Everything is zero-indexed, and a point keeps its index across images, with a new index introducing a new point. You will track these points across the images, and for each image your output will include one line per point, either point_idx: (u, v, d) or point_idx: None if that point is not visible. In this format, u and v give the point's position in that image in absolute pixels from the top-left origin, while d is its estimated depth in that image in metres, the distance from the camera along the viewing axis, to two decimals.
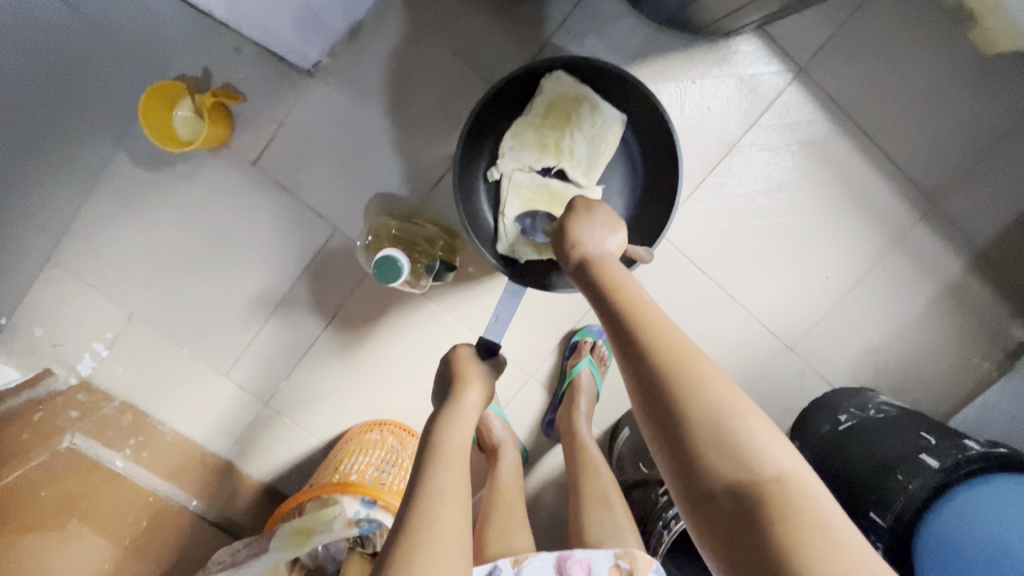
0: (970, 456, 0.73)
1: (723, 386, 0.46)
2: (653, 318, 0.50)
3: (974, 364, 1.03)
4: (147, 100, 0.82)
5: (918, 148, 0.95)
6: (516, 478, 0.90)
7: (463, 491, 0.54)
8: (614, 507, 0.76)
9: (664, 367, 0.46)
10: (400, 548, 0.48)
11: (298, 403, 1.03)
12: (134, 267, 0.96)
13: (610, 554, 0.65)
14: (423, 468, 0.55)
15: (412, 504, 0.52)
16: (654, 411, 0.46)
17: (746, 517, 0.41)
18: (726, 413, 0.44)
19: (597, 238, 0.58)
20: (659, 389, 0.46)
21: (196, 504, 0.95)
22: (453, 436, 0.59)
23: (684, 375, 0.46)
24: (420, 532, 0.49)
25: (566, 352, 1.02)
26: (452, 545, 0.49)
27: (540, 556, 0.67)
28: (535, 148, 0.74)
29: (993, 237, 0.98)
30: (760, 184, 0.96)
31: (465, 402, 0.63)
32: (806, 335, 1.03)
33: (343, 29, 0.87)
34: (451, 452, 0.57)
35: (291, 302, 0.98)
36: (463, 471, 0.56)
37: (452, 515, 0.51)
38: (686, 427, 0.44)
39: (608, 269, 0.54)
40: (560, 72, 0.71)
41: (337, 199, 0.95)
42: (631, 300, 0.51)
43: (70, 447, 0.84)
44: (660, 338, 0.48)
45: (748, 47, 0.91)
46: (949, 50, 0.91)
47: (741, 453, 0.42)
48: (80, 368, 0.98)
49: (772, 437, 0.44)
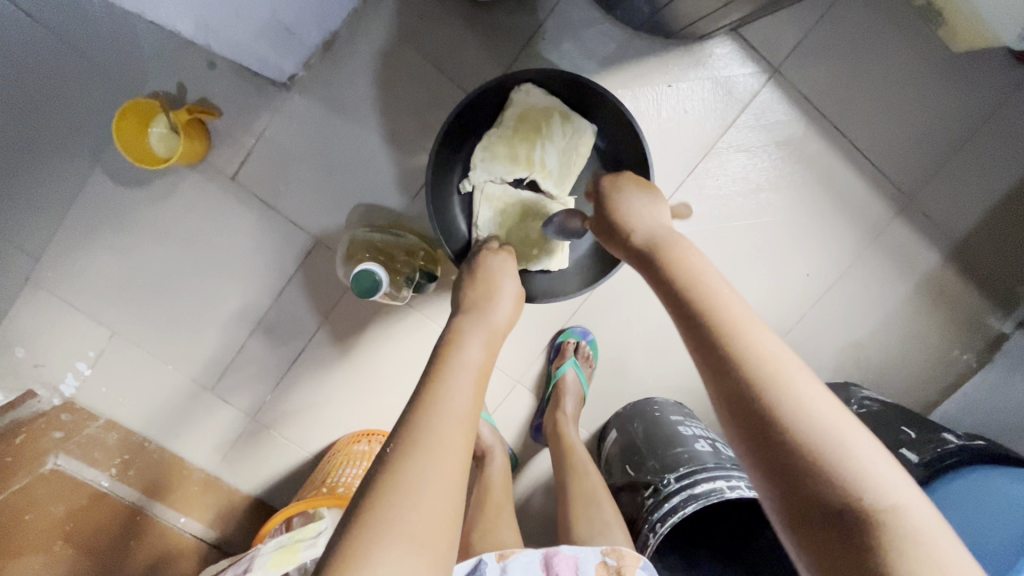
0: (949, 449, 0.74)
1: (805, 380, 0.42)
2: (725, 309, 0.47)
3: (955, 356, 1.04)
4: (119, 118, 0.82)
5: (892, 145, 0.96)
6: (505, 482, 0.90)
7: (473, 405, 0.51)
8: (601, 505, 0.77)
9: (749, 360, 0.43)
10: (397, 456, 0.45)
11: (285, 416, 1.02)
12: (115, 285, 0.96)
13: (596, 552, 0.65)
14: (435, 378, 0.51)
15: (414, 413, 0.48)
16: (735, 397, 0.43)
17: (839, 523, 0.37)
18: (810, 409, 0.41)
19: (653, 227, 0.56)
20: (740, 373, 0.43)
21: (184, 521, 0.93)
22: (474, 351, 0.55)
23: (766, 369, 0.43)
24: (418, 440, 0.46)
25: (551, 355, 1.02)
26: (449, 459, 0.46)
27: (525, 552, 0.65)
28: (506, 160, 0.74)
29: (968, 231, 0.99)
30: (738, 185, 0.97)
31: (493, 323, 0.60)
32: (789, 332, 1.04)
33: (317, 41, 0.87)
34: (469, 364, 0.54)
35: (275, 316, 0.98)
36: (478, 385, 0.53)
37: (456, 430, 0.48)
38: (774, 425, 0.40)
39: (674, 259, 0.52)
40: (529, 84, 0.72)
41: (318, 211, 0.94)
42: (704, 288, 0.48)
43: (54, 469, 0.84)
44: (736, 331, 0.45)
45: (723, 49, 0.92)
46: (920, 48, 0.92)
47: (835, 459, 0.39)
48: (63, 389, 0.98)
49: (866, 449, 0.40)
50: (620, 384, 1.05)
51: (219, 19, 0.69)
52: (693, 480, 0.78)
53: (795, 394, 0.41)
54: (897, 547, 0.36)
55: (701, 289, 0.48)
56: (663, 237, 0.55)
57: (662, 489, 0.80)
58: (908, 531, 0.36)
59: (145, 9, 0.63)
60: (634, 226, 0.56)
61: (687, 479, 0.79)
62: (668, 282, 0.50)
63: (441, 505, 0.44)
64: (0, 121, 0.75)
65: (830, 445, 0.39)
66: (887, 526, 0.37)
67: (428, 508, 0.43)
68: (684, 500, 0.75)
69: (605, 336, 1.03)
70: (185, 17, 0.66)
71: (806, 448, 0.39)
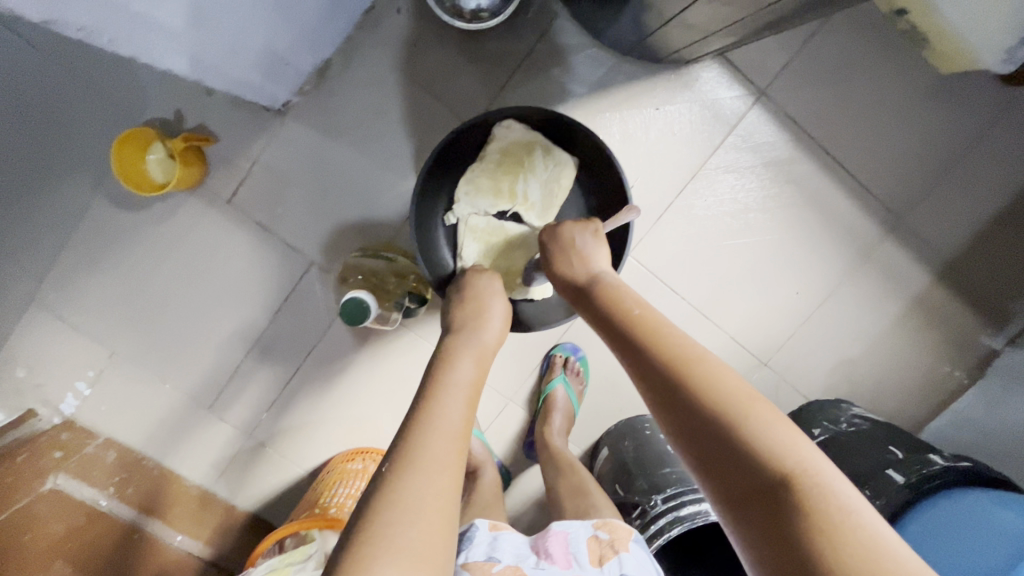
0: (932, 471, 0.74)
1: (722, 370, 0.47)
2: (641, 323, 0.52)
3: (946, 373, 1.05)
4: (116, 148, 0.84)
5: (879, 165, 0.97)
6: (495, 489, 0.92)
7: (465, 423, 0.52)
8: (591, 494, 0.79)
9: (661, 362, 0.48)
10: (393, 477, 0.46)
11: (282, 433, 1.04)
12: (115, 306, 0.97)
13: (588, 525, 0.64)
14: (427, 396, 0.52)
15: (408, 434, 0.49)
16: (661, 399, 0.47)
17: (759, 497, 0.40)
18: (726, 393, 0.44)
19: (591, 254, 0.62)
20: (662, 375, 0.47)
21: (180, 539, 0.94)
22: (466, 369, 0.56)
23: (681, 365, 0.47)
24: (413, 460, 0.47)
25: (542, 371, 1.04)
26: (443, 478, 0.47)
27: (518, 528, 0.63)
28: (489, 193, 0.76)
29: (957, 249, 1.00)
30: (726, 206, 0.98)
31: (483, 342, 0.61)
32: (780, 350, 1.04)
33: (310, 68, 0.89)
34: (461, 383, 0.54)
35: (271, 335, 1.00)
36: (470, 403, 0.53)
37: (450, 447, 0.49)
38: (687, 417, 0.45)
39: (603, 286, 0.58)
40: (510, 119, 0.73)
41: (312, 233, 0.96)
42: (627, 310, 0.54)
43: (53, 489, 0.86)
44: (651, 339, 0.50)
45: (709, 73, 0.93)
46: (905, 69, 0.94)
47: (744, 437, 0.42)
48: (63, 408, 0.99)
49: (783, 426, 0.43)
50: (612, 402, 1.06)
51: (211, 53, 0.66)
52: (679, 501, 0.79)
53: (702, 383, 0.45)
54: (816, 505, 0.38)
55: (627, 312, 0.54)
56: (600, 269, 0.61)
57: (650, 511, 0.81)
58: (819, 491, 0.39)
59: (141, 52, 0.58)
60: (572, 261, 0.63)
61: (674, 501, 0.80)
62: (602, 310, 0.56)
63: (437, 523, 0.45)
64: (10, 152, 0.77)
65: (739, 425, 0.43)
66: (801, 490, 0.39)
67: (425, 526, 0.44)
68: (671, 521, 0.76)
69: (597, 353, 1.05)
70: (179, 57, 0.63)
71: (727, 431, 0.43)
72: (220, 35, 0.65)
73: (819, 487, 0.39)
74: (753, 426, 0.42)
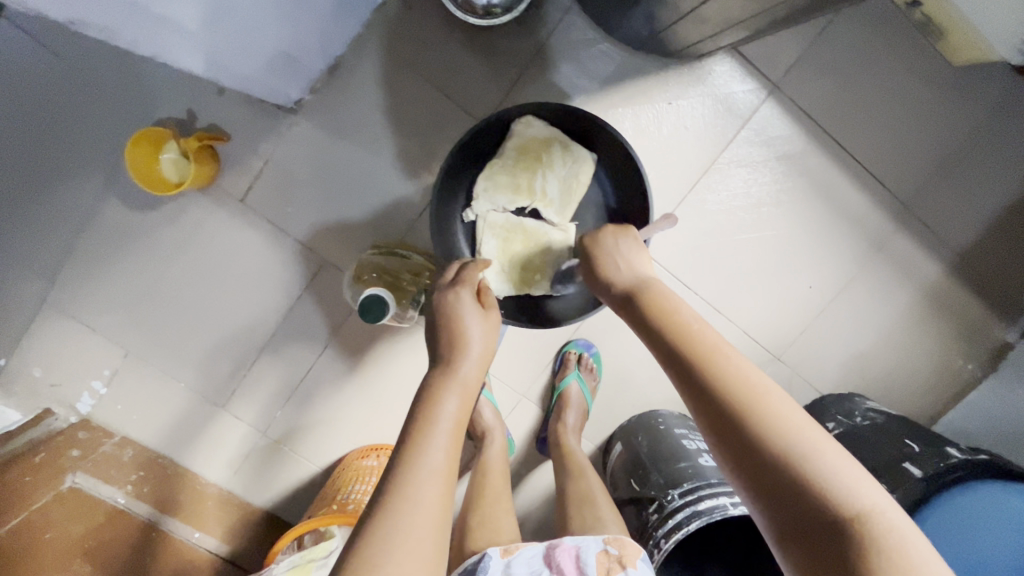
0: (952, 463, 0.74)
1: (773, 390, 0.46)
2: (698, 339, 0.50)
3: (959, 366, 1.04)
4: (131, 147, 0.84)
5: (893, 157, 0.96)
6: (502, 465, 0.92)
7: (450, 462, 0.51)
8: (597, 504, 0.78)
9: (722, 384, 0.46)
10: (375, 520, 0.46)
11: (296, 431, 1.04)
12: (129, 305, 0.98)
13: (598, 541, 0.63)
14: (412, 433, 0.52)
15: (393, 474, 0.49)
16: (709, 415, 0.46)
17: (826, 533, 0.39)
18: (779, 416, 0.44)
19: (631, 263, 0.61)
20: (710, 391, 0.47)
21: (198, 536, 0.95)
22: (451, 404, 0.54)
23: (733, 382, 0.46)
24: (393, 505, 0.47)
25: (556, 367, 1.04)
26: (425, 521, 0.47)
27: (530, 545, 0.63)
28: (508, 190, 0.77)
29: (970, 241, 0.99)
30: (739, 200, 0.97)
31: (467, 375, 0.57)
32: (792, 344, 1.04)
33: (321, 66, 0.89)
34: (447, 419, 0.53)
35: (284, 334, 1.00)
36: (455, 439, 0.52)
37: (434, 489, 0.48)
38: (751, 445, 0.43)
39: (651, 295, 0.56)
40: (530, 116, 0.73)
41: (324, 232, 0.96)
42: (676, 317, 0.52)
43: (72, 488, 0.86)
44: (711, 357, 0.48)
45: (722, 67, 0.93)
46: (919, 60, 0.93)
47: (813, 472, 0.41)
48: (79, 407, 1.00)
49: (833, 450, 0.43)
50: (624, 397, 1.06)
51: (226, 53, 0.66)
52: (697, 496, 0.79)
53: (769, 413, 0.44)
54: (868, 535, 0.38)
55: (677, 319, 0.52)
56: (643, 274, 0.60)
57: (666, 506, 0.81)
58: (888, 534, 0.39)
59: (159, 51, 0.57)
60: (616, 265, 0.61)
61: (691, 495, 0.80)
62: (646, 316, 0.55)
63: (419, 565, 0.45)
64: None
65: (807, 459, 0.42)
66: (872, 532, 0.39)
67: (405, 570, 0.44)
68: (688, 516, 0.76)
69: (609, 349, 1.05)
70: (196, 56, 0.62)
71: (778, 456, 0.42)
72: (235, 36, 0.64)
73: (868, 516, 0.39)
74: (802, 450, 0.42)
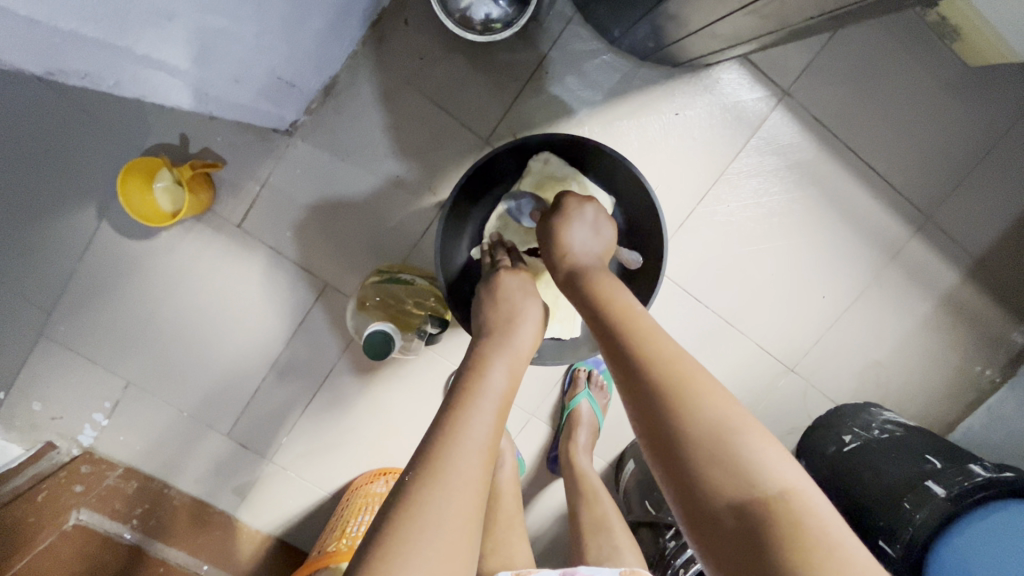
0: (976, 482, 0.71)
1: (708, 386, 0.44)
2: (634, 324, 0.49)
3: (977, 371, 1.02)
4: (124, 176, 0.82)
5: (908, 163, 0.94)
6: (514, 488, 0.90)
7: (495, 436, 0.48)
8: (613, 532, 0.76)
9: (652, 373, 0.45)
10: (415, 492, 0.43)
11: (303, 457, 1.02)
12: (127, 335, 0.96)
13: (616, 573, 0.60)
14: (458, 404, 0.49)
15: (433, 444, 0.46)
16: (642, 411, 0.44)
17: (736, 512, 0.38)
18: (715, 414, 0.42)
19: (581, 243, 0.61)
20: (639, 380, 0.45)
21: (207, 568, 0.94)
22: (499, 378, 0.52)
23: (674, 380, 0.44)
24: (439, 471, 0.44)
25: (565, 386, 1.02)
26: (467, 497, 0.43)
27: (541, 567, 0.61)
28: (521, 229, 0.78)
29: (987, 246, 0.97)
30: (750, 210, 0.95)
31: (516, 350, 0.56)
32: (806, 354, 1.02)
33: (317, 87, 0.87)
34: (494, 392, 0.51)
35: (288, 359, 0.98)
36: (500, 416, 0.50)
37: (477, 460, 0.45)
38: (670, 427, 0.42)
39: (596, 278, 0.56)
40: (547, 153, 0.75)
41: (325, 255, 0.94)
42: (621, 306, 0.51)
43: (76, 524, 0.85)
44: (643, 343, 0.47)
45: (731, 74, 0.90)
46: (934, 62, 0.90)
47: (731, 454, 0.40)
48: (81, 439, 0.98)
49: (767, 446, 0.41)
50: None
51: (217, 84, 0.63)
52: None
53: (692, 402, 0.42)
54: (794, 529, 0.37)
55: (619, 310, 0.51)
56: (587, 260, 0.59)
57: (684, 532, 0.80)
58: (804, 516, 0.37)
59: (143, 90, 0.54)
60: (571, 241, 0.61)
61: None
62: (590, 303, 0.53)
63: (458, 543, 0.42)
64: (34, 190, 0.73)
65: (728, 439, 0.40)
66: (782, 514, 0.37)
67: (445, 548, 0.41)
68: None
69: None
70: (184, 91, 0.60)
71: (703, 450, 0.40)
72: (226, 67, 0.62)
73: (800, 516, 0.37)
74: (735, 448, 0.40)
